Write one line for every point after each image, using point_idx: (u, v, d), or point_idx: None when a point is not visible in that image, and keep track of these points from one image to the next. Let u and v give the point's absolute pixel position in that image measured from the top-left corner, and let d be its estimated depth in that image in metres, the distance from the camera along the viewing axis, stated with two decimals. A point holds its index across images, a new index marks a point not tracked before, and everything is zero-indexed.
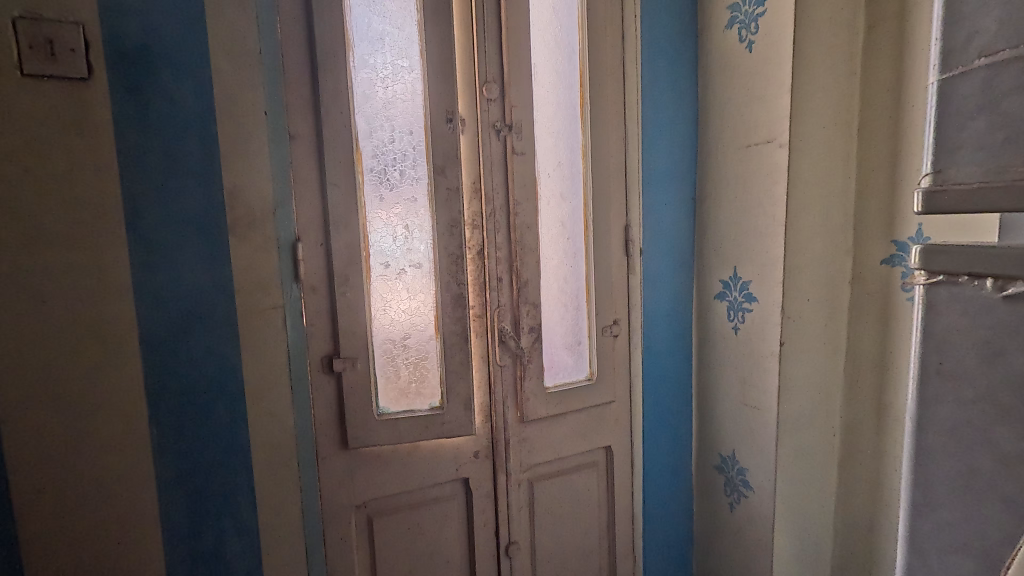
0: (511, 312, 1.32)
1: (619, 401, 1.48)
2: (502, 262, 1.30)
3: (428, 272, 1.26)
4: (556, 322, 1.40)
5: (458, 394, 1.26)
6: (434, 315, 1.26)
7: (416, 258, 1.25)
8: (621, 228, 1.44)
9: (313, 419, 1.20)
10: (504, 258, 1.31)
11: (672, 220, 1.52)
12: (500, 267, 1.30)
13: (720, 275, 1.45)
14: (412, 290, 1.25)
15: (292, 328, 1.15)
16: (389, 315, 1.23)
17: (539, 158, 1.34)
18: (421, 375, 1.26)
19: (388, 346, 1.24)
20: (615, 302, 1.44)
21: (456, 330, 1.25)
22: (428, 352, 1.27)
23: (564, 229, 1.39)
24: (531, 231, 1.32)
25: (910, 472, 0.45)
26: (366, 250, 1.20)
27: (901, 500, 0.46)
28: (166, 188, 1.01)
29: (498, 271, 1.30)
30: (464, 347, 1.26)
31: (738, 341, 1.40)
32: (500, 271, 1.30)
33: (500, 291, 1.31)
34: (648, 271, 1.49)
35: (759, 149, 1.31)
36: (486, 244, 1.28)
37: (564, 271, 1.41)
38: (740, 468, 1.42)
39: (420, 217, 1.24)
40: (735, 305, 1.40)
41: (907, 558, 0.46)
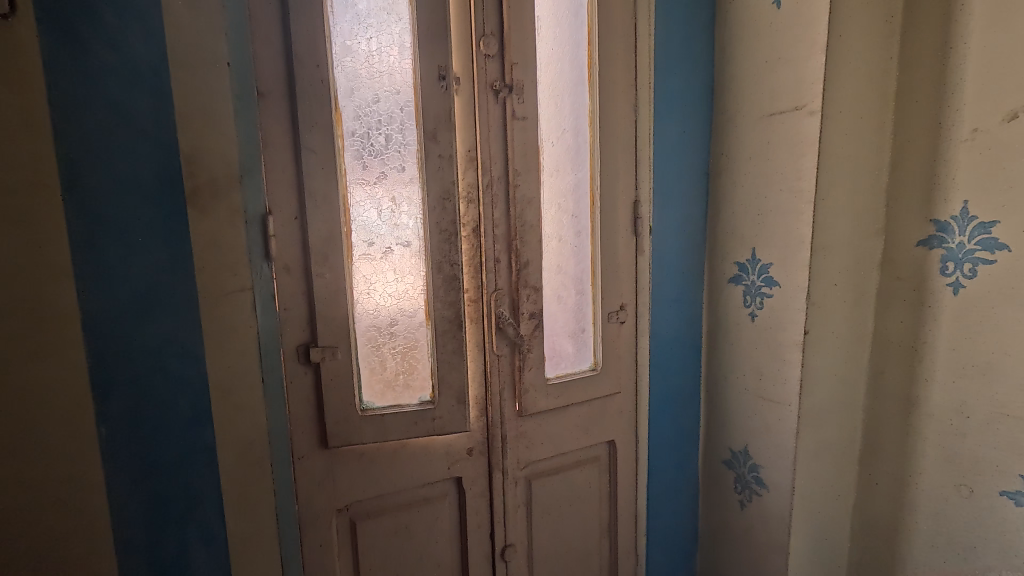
0: (509, 296, 1.19)
1: (624, 393, 1.37)
2: (500, 241, 1.17)
3: (418, 251, 1.12)
4: (558, 308, 1.28)
5: (451, 387, 1.14)
6: (425, 299, 1.13)
7: (404, 235, 1.10)
8: (629, 204, 1.31)
9: (289, 416, 1.07)
10: (502, 236, 1.18)
11: (684, 196, 1.39)
12: (498, 246, 1.17)
13: (737, 257, 1.34)
14: (400, 271, 1.11)
15: (263, 314, 1.02)
16: (374, 299, 1.10)
17: (542, 124, 1.20)
18: (410, 367, 1.13)
19: (372, 334, 1.11)
20: (622, 286, 1.32)
21: (449, 316, 1.13)
22: (419, 341, 1.14)
23: (568, 204, 1.26)
24: (533, 207, 1.19)
25: None
26: (347, 225, 1.06)
27: None
28: (115, 150, 0.86)
29: (496, 250, 1.17)
30: (458, 335, 1.14)
31: (756, 329, 1.29)
32: (498, 250, 1.17)
33: (497, 272, 1.18)
34: (658, 252, 1.37)
35: (785, 117, 1.18)
36: (482, 220, 1.15)
37: (568, 252, 1.28)
38: (753, 464, 1.33)
39: (408, 188, 1.10)
40: (753, 289, 1.29)
41: None
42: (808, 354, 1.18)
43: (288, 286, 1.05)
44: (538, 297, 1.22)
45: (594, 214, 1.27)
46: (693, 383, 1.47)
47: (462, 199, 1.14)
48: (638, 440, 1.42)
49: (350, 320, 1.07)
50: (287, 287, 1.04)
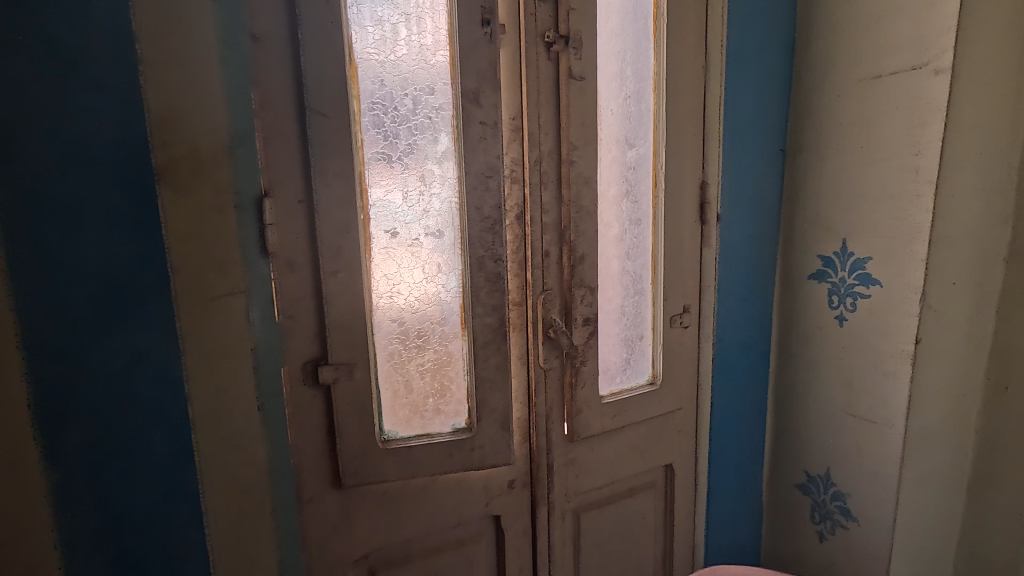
0: (560, 297, 0.99)
1: (685, 408, 1.17)
2: (551, 230, 0.96)
3: (453, 243, 0.90)
4: (615, 311, 1.07)
5: (493, 410, 0.93)
6: (460, 303, 0.91)
7: (434, 224, 0.89)
8: (696, 186, 1.10)
9: (295, 451, 0.84)
10: (552, 224, 0.96)
11: (757, 178, 1.18)
12: (548, 237, 0.96)
13: (821, 250, 1.14)
14: (430, 268, 0.89)
15: (261, 325, 0.80)
16: (398, 304, 0.88)
17: (601, 87, 0.98)
18: (442, 388, 0.92)
19: (396, 347, 0.89)
20: (687, 284, 1.12)
21: (490, 324, 0.91)
22: (452, 355, 0.93)
23: (628, 186, 1.05)
24: (590, 189, 0.97)
25: None
26: (364, 211, 0.84)
27: None
28: (58, 108, 0.65)
29: (545, 241, 0.96)
30: (501, 347, 0.93)
31: (848, 335, 1.09)
32: (549, 242, 0.96)
33: (547, 269, 0.97)
34: (726, 243, 1.17)
35: (899, 79, 0.97)
36: (529, 205, 0.94)
37: (627, 243, 1.07)
38: (836, 492, 1.15)
39: (441, 165, 0.88)
40: (844, 287, 1.10)
41: None
42: (920, 366, 0.99)
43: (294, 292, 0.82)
44: (594, 298, 1.01)
45: (657, 199, 1.07)
46: (759, 395, 1.28)
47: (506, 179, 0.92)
48: (699, 461, 1.22)
49: (370, 330, 0.86)
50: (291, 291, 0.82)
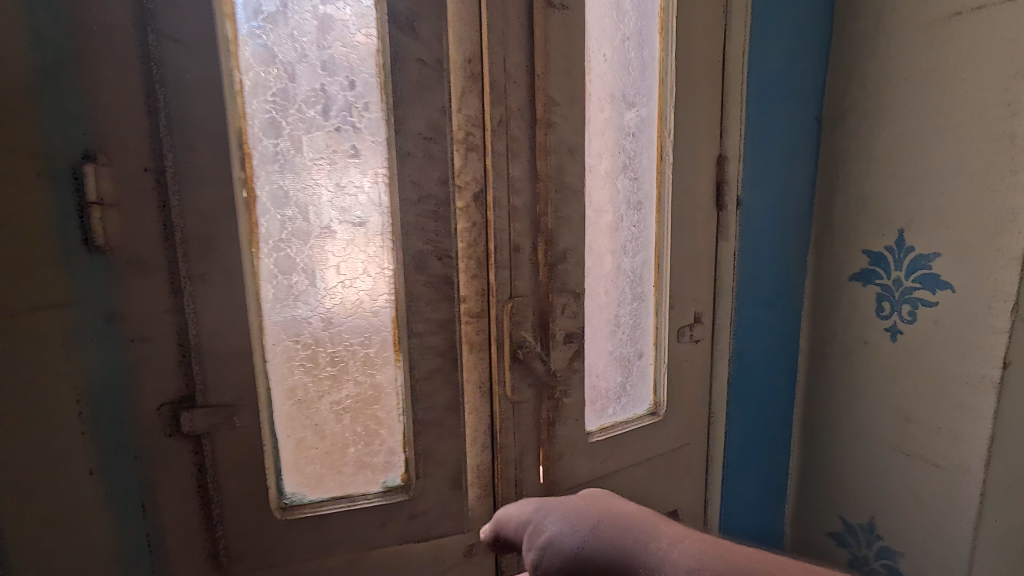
0: (534, 307, 0.74)
1: (694, 443, 0.93)
2: (522, 217, 0.71)
3: (385, 235, 0.63)
4: (609, 323, 0.82)
5: (440, 463, 0.68)
6: (393, 318, 0.65)
7: (352, 208, 0.61)
8: (711, 162, 0.86)
9: (154, 535, 0.58)
10: (524, 208, 0.71)
11: (784, 153, 0.94)
12: (516, 226, 0.71)
13: (870, 244, 0.91)
14: (347, 271, 0.62)
15: (92, 355, 0.53)
16: (302, 321, 0.62)
17: (590, 25, 0.73)
18: (368, 434, 0.66)
19: (299, 380, 0.63)
20: (697, 286, 0.89)
21: (436, 346, 0.66)
22: (382, 389, 0.66)
23: (625, 160, 0.80)
24: (576, 161, 0.73)
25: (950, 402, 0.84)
26: (249, 186, 0.57)
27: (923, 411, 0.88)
28: None
29: (515, 231, 0.71)
30: (451, 378, 0.67)
31: (908, 352, 0.87)
32: (521, 233, 0.71)
33: (517, 269, 0.72)
34: (745, 235, 0.93)
35: (990, 18, 0.73)
36: (493, 181, 0.69)
37: (623, 236, 0.82)
38: (883, 547, 0.94)
39: (366, 119, 0.60)
40: (900, 292, 0.87)
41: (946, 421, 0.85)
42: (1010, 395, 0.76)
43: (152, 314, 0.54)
44: (580, 308, 0.76)
45: (663, 178, 0.82)
46: (782, 421, 1.04)
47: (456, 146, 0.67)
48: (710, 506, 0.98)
49: (257, 358, 0.60)
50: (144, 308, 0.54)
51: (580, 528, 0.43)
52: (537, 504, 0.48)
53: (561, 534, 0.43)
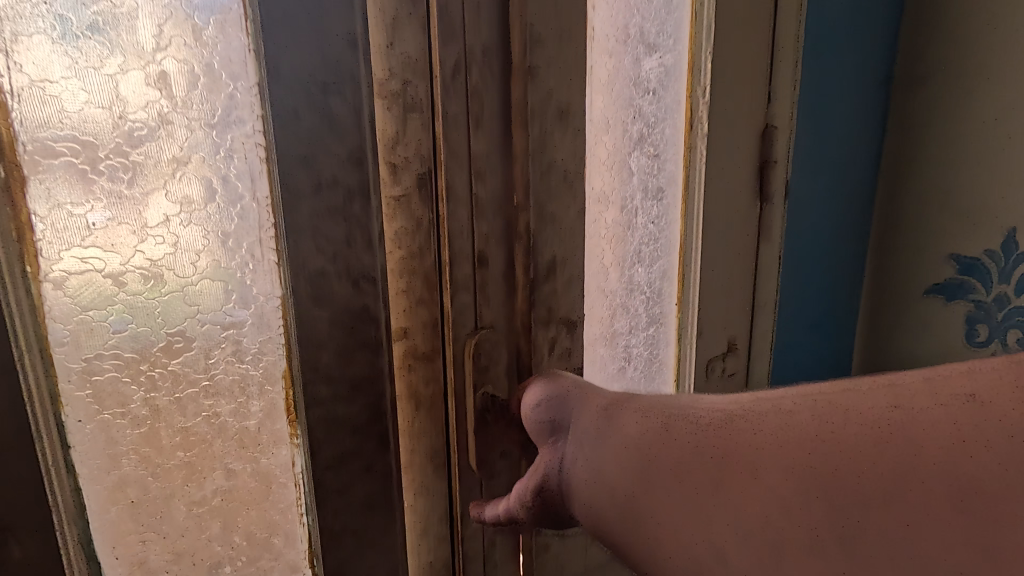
0: (508, 345, 0.50)
1: None
2: (491, 214, 0.47)
3: (268, 242, 0.39)
4: (614, 354, 0.64)
5: None
6: (285, 373, 0.41)
7: (203, 200, 0.37)
8: (754, 137, 0.63)
9: None
10: (492, 202, 0.47)
11: (845, 127, 0.71)
12: (480, 227, 0.47)
13: (957, 247, 0.70)
14: (203, 302, 0.38)
15: None
16: (125, 386, 0.37)
17: None
18: (251, 547, 0.43)
19: (129, 479, 0.39)
20: (733, 305, 0.66)
21: (350, 421, 0.43)
22: (271, 480, 0.42)
23: (641, 135, 0.61)
24: (571, 131, 0.49)
25: None
26: (9, 159, 0.32)
27: None
28: None
29: (480, 235, 0.47)
30: (377, 466, 0.45)
31: None
32: (490, 238, 0.47)
33: (484, 292, 0.48)
34: (794, 235, 0.70)
35: None
36: (446, 159, 0.45)
37: (636, 236, 0.63)
38: None
39: (220, 49, 0.36)
40: (1003, 313, 0.67)
41: None
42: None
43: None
44: (575, 343, 0.54)
45: (693, 156, 0.59)
46: None
47: (382, 100, 0.43)
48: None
49: (42, 455, 0.35)
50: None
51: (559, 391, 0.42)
52: (547, 380, 0.44)
53: (543, 389, 0.43)
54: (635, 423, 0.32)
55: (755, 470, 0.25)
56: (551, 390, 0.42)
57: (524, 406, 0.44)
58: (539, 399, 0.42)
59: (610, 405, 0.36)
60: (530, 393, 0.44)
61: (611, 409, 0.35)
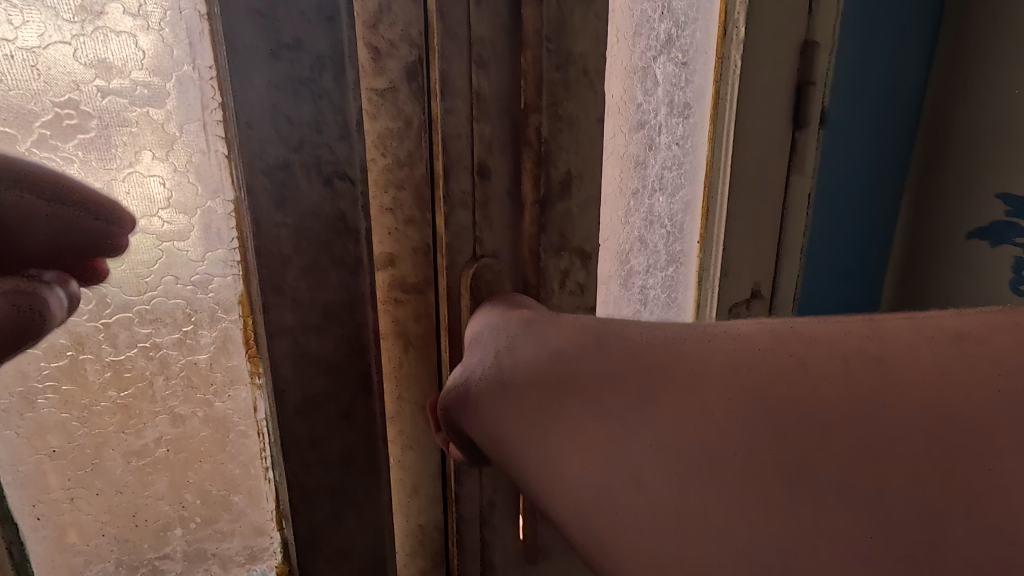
0: (513, 275, 0.43)
1: None
2: (495, 114, 0.39)
3: (214, 129, 0.31)
4: (628, 295, 0.56)
5: (343, 555, 0.38)
6: (242, 298, 0.34)
7: (125, 65, 0.29)
8: (794, 49, 0.55)
9: None
10: (497, 101, 0.39)
11: (891, 47, 0.63)
12: (483, 132, 0.38)
13: (1009, 186, 0.64)
14: (132, 204, 0.31)
15: None
16: None
17: None
18: (206, 506, 0.36)
19: (47, 422, 0.31)
20: (758, 244, 0.60)
21: (324, 358, 0.35)
22: (228, 427, 0.35)
23: (672, 35, 0.52)
24: (593, 18, 0.41)
25: None
26: None
27: None
28: None
29: (481, 140, 0.39)
30: (357, 413, 0.36)
31: None
32: (494, 145, 0.39)
33: (486, 212, 0.40)
34: (829, 169, 0.63)
35: None
36: (442, 41, 0.36)
37: (658, 158, 0.55)
38: None
39: None
40: None
41: None
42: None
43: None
44: (590, 278, 0.47)
45: (726, 69, 0.53)
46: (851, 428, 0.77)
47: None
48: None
49: None
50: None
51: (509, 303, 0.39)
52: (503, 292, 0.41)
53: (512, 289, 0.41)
54: (558, 337, 0.31)
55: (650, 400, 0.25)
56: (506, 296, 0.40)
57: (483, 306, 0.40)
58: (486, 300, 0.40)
59: (531, 320, 0.34)
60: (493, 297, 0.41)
61: (531, 323, 0.34)
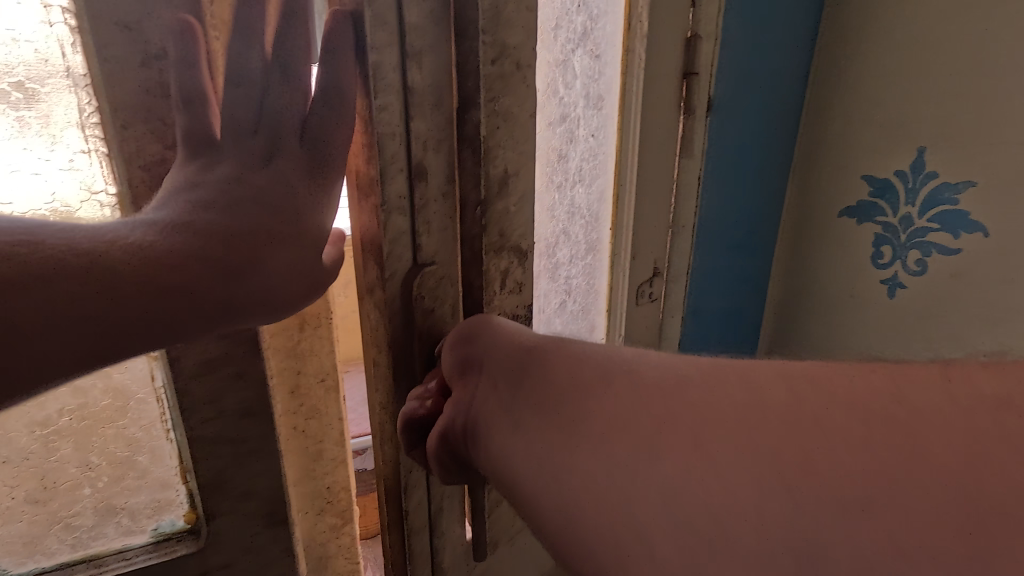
0: (453, 278, 0.44)
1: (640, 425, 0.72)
2: (429, 112, 0.38)
3: (91, 131, 0.34)
4: (553, 282, 0.61)
5: (246, 495, 0.43)
6: None
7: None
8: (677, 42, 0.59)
9: None
10: (433, 94, 0.38)
11: (781, 37, 0.67)
12: (418, 131, 0.38)
13: (871, 167, 0.68)
14: (17, 201, 0.33)
15: None
16: None
17: None
18: (113, 466, 0.40)
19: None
20: (652, 221, 0.65)
21: None
22: (127, 395, 0.39)
23: (587, 31, 0.55)
24: (525, 9, 0.41)
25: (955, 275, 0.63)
26: None
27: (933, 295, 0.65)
28: None
29: (418, 141, 0.38)
30: (250, 373, 0.41)
31: (911, 308, 0.67)
32: (430, 144, 0.39)
33: (425, 217, 0.41)
34: (717, 148, 0.67)
35: None
36: (373, 29, 0.35)
37: (578, 150, 0.59)
38: None
39: None
40: (907, 233, 0.66)
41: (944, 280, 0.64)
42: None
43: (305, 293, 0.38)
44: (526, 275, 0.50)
45: (630, 64, 0.58)
46: None
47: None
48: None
49: None
50: (156, 322, 0.31)
51: (503, 331, 0.39)
52: (482, 320, 0.41)
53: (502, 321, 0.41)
54: (547, 379, 0.32)
55: (561, 438, 0.28)
56: (493, 325, 0.40)
57: (459, 343, 0.40)
58: (457, 339, 0.41)
59: (517, 361, 0.35)
60: (458, 334, 0.41)
61: (518, 364, 0.35)
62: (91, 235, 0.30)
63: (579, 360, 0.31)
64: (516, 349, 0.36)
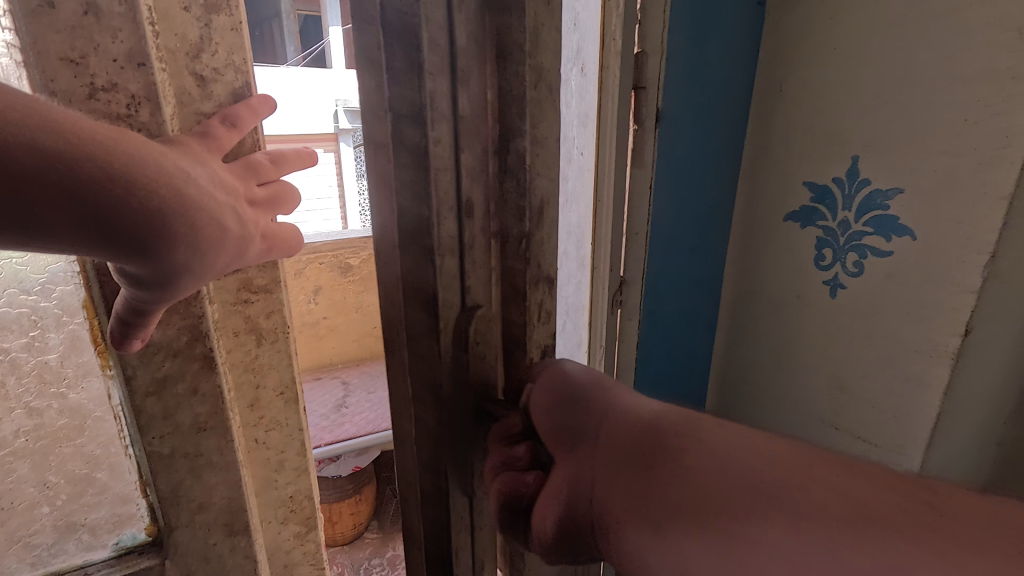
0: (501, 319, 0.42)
1: None
2: (473, 140, 0.38)
3: None
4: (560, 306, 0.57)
5: (203, 507, 0.44)
6: (86, 303, 0.38)
7: None
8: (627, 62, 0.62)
9: None
10: (472, 125, 0.37)
11: (725, 51, 0.70)
12: (466, 163, 0.38)
13: (811, 175, 0.71)
14: None
15: None
16: None
17: None
18: (71, 484, 0.41)
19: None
20: None
21: (167, 345, 0.40)
22: (83, 414, 0.40)
23: (581, 44, 0.52)
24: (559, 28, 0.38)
25: (891, 280, 0.64)
26: None
27: (873, 295, 0.67)
28: None
29: (467, 173, 0.38)
30: (205, 388, 0.42)
31: (851, 310, 0.69)
32: (473, 176, 0.38)
33: (471, 256, 0.39)
34: (667, 158, 0.70)
35: None
36: (427, 56, 0.34)
37: (573, 170, 0.57)
38: None
39: None
40: (846, 236, 0.69)
41: (880, 283, 0.66)
42: (969, 358, 0.60)
43: (136, 340, 0.38)
44: None
45: (604, 77, 0.57)
46: (698, 384, 0.89)
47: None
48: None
49: None
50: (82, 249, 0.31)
51: (597, 392, 0.37)
52: (568, 378, 0.38)
53: (581, 374, 0.38)
54: (704, 464, 0.30)
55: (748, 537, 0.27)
56: (583, 381, 0.37)
57: (551, 406, 0.37)
58: (550, 403, 0.37)
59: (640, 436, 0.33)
60: (543, 394, 0.37)
61: (646, 442, 0.32)
62: (141, 160, 0.31)
63: (731, 446, 0.30)
64: (636, 428, 0.33)
